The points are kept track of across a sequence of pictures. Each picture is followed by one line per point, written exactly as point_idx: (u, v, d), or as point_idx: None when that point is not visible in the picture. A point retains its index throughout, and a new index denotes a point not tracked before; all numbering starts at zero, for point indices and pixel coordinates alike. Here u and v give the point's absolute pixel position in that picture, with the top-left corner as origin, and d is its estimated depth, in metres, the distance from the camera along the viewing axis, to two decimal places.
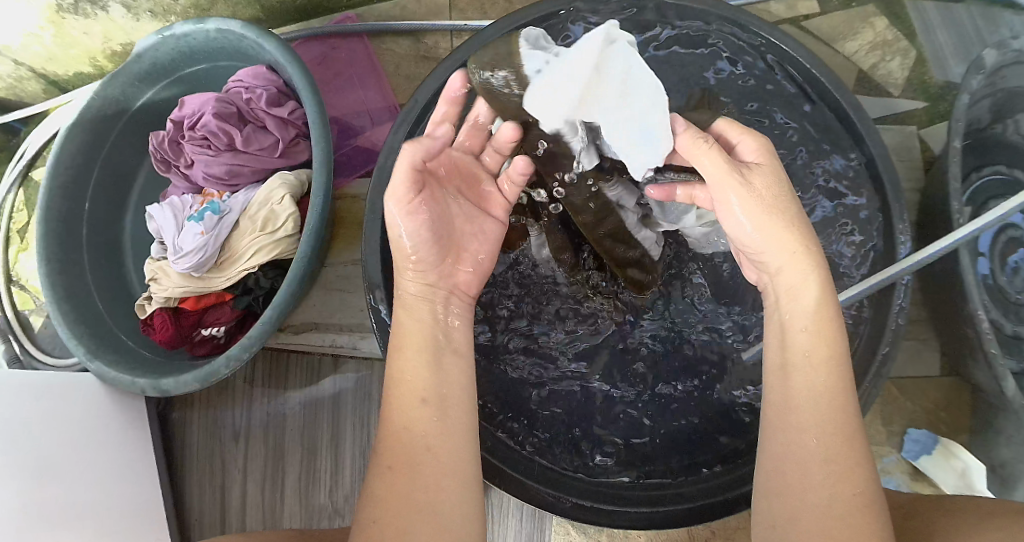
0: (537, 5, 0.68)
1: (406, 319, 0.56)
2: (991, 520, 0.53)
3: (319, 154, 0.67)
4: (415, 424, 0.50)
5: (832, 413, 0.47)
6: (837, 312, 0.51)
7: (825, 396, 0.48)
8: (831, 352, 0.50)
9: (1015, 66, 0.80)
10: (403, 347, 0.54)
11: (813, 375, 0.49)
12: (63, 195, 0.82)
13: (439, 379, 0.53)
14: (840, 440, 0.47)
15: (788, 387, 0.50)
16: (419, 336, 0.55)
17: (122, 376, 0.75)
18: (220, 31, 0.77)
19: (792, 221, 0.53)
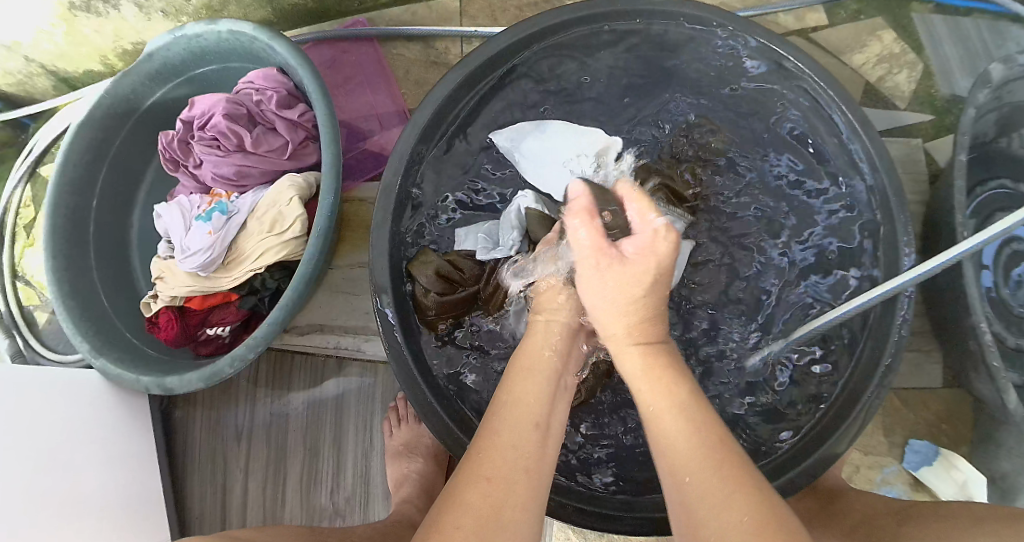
0: (545, 15, 0.68)
1: (530, 342, 0.56)
2: (985, 530, 0.54)
3: (328, 158, 0.68)
4: (521, 445, 0.47)
5: (691, 446, 0.45)
6: (665, 353, 0.52)
7: (691, 435, 0.46)
8: (667, 387, 0.49)
9: (1022, 81, 0.80)
10: (529, 367, 0.53)
11: (672, 424, 0.47)
12: (71, 192, 0.83)
13: (553, 415, 0.51)
14: (712, 468, 0.44)
15: (660, 441, 0.47)
16: (544, 366, 0.54)
17: (127, 376, 0.75)
18: (231, 33, 0.78)
19: (646, 295, 0.52)
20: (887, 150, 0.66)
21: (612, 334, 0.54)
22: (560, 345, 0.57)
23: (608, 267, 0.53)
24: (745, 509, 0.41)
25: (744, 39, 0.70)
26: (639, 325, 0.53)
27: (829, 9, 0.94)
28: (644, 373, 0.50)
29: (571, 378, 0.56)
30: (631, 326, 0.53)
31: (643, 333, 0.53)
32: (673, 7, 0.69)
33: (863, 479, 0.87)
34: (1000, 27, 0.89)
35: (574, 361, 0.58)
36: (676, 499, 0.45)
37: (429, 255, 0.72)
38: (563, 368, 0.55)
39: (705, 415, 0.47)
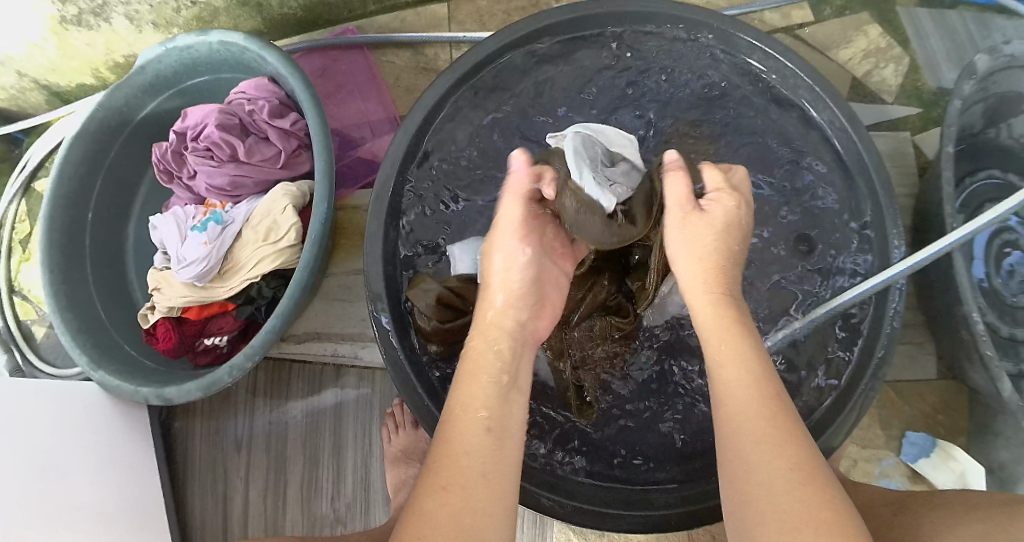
0: (538, 18, 0.70)
1: (477, 345, 0.56)
2: (979, 516, 0.54)
3: (321, 166, 0.68)
4: (476, 451, 0.47)
5: (752, 400, 0.49)
6: (739, 318, 0.55)
7: (748, 385, 0.50)
8: (733, 345, 0.52)
9: (1006, 72, 0.81)
10: (476, 371, 0.53)
11: (735, 368, 0.51)
12: (66, 206, 0.83)
13: (507, 415, 0.51)
14: (765, 417, 0.48)
15: (724, 391, 0.51)
16: (488, 369, 0.53)
17: (127, 387, 0.75)
18: (222, 44, 0.78)
19: (715, 247, 0.57)
20: (874, 144, 0.68)
21: (685, 280, 0.58)
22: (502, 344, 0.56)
23: (689, 219, 0.58)
24: (795, 451, 0.46)
25: (731, 38, 0.71)
26: (713, 273, 0.57)
27: (815, 5, 0.95)
28: (715, 324, 0.54)
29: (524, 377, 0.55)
30: (705, 265, 0.57)
31: (718, 288, 0.56)
32: (659, 9, 0.70)
33: (861, 473, 0.87)
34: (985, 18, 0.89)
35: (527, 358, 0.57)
36: (725, 442, 0.49)
37: (427, 280, 0.70)
38: (513, 369, 0.54)
39: (764, 368, 0.51)
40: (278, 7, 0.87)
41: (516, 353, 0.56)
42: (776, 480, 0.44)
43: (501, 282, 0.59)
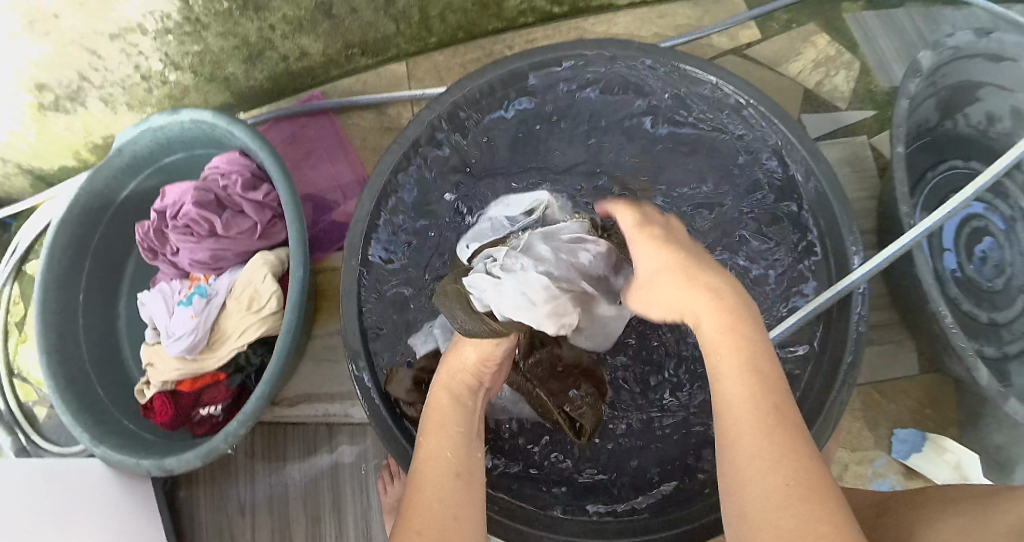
0: (492, 67, 0.72)
1: (434, 403, 0.58)
2: (959, 509, 0.57)
3: (294, 234, 0.70)
4: (445, 495, 0.49)
5: (747, 410, 0.43)
6: (739, 311, 0.47)
7: (748, 389, 0.44)
8: (732, 346, 0.45)
9: (956, 62, 0.84)
10: (442, 426, 0.55)
11: (730, 364, 0.45)
12: (58, 288, 0.85)
13: (472, 462, 0.53)
14: (759, 432, 0.42)
15: (721, 399, 0.45)
16: (451, 420, 0.56)
17: (128, 459, 0.77)
18: (193, 121, 0.81)
19: (677, 262, 0.51)
20: (825, 160, 0.69)
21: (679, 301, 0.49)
22: (458, 398, 0.58)
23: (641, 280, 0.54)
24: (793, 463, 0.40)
25: (675, 68, 0.73)
26: (689, 276, 0.49)
27: (762, 24, 0.97)
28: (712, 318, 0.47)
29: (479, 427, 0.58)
30: (683, 276, 0.49)
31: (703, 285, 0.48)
32: (603, 49, 0.73)
33: (854, 475, 0.87)
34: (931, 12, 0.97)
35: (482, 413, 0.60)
36: (723, 443, 0.45)
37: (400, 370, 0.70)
38: (471, 421, 0.57)
39: (768, 367, 0.45)
40: (243, 80, 0.91)
41: (471, 406, 0.59)
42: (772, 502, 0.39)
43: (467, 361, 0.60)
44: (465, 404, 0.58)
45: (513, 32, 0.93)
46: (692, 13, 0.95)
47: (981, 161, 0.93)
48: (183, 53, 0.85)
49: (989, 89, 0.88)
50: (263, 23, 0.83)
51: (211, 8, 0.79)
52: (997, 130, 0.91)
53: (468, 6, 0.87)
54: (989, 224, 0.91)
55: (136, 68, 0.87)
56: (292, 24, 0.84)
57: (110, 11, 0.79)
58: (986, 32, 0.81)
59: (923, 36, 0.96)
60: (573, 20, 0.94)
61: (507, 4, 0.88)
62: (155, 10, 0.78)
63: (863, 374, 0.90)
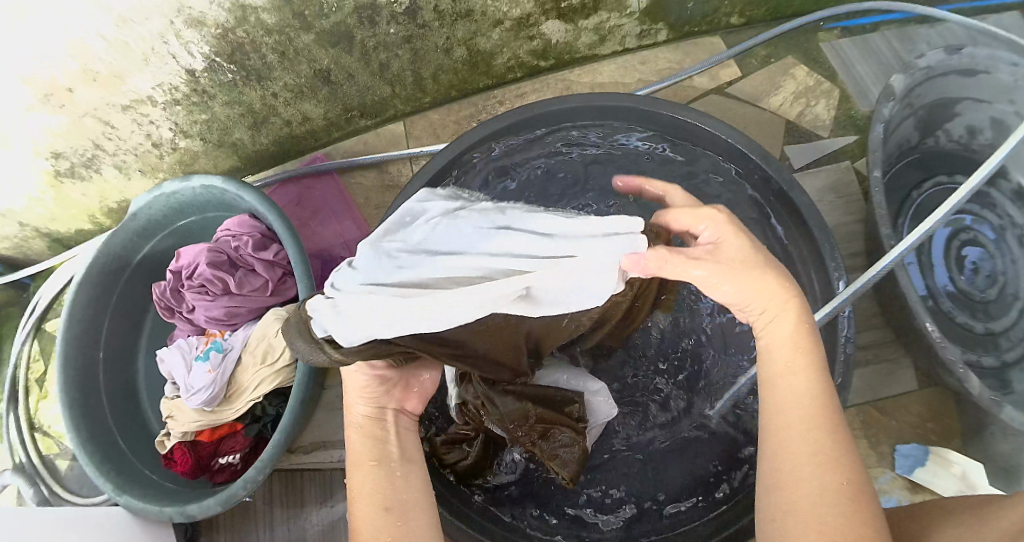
0: (481, 126, 0.77)
1: (353, 439, 0.57)
2: (948, 521, 0.61)
3: (303, 290, 0.75)
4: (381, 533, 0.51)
5: (813, 412, 0.49)
6: (814, 337, 0.53)
7: (810, 406, 0.50)
8: (806, 362, 0.52)
9: (926, 83, 0.90)
10: (356, 464, 0.56)
11: (804, 384, 0.51)
12: (78, 346, 0.90)
13: (396, 486, 0.54)
14: (822, 448, 0.48)
15: (780, 397, 0.51)
16: (369, 452, 0.56)
17: (152, 507, 0.81)
18: (204, 186, 0.86)
19: (772, 270, 0.53)
20: (801, 190, 0.73)
21: (759, 310, 0.54)
22: (370, 429, 0.58)
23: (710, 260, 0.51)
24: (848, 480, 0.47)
25: (651, 112, 0.77)
26: (784, 303, 0.53)
27: (742, 61, 1.02)
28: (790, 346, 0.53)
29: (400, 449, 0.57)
30: (778, 299, 0.53)
31: (793, 307, 0.53)
32: (585, 101, 0.77)
33: None
34: (907, 33, 1.03)
35: (402, 432, 0.59)
36: (772, 429, 0.51)
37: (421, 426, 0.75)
38: (384, 449, 0.57)
39: (830, 386, 0.51)
40: (251, 145, 0.98)
41: (385, 431, 0.58)
42: (821, 502, 0.46)
43: (365, 399, 0.58)
44: (383, 431, 0.58)
45: (503, 87, 1.00)
46: (672, 58, 1.01)
47: (965, 174, 0.99)
48: (192, 121, 0.91)
49: (967, 103, 0.95)
50: (266, 90, 0.88)
51: (217, 79, 0.85)
52: (980, 142, 0.98)
53: (459, 66, 0.93)
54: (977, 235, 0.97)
55: (148, 136, 0.92)
56: (293, 92, 0.89)
57: (121, 85, 0.82)
58: (957, 49, 0.88)
59: (900, 57, 1.02)
60: (558, 73, 1.00)
61: (496, 63, 0.95)
62: (164, 82, 0.83)
63: (862, 393, 0.93)
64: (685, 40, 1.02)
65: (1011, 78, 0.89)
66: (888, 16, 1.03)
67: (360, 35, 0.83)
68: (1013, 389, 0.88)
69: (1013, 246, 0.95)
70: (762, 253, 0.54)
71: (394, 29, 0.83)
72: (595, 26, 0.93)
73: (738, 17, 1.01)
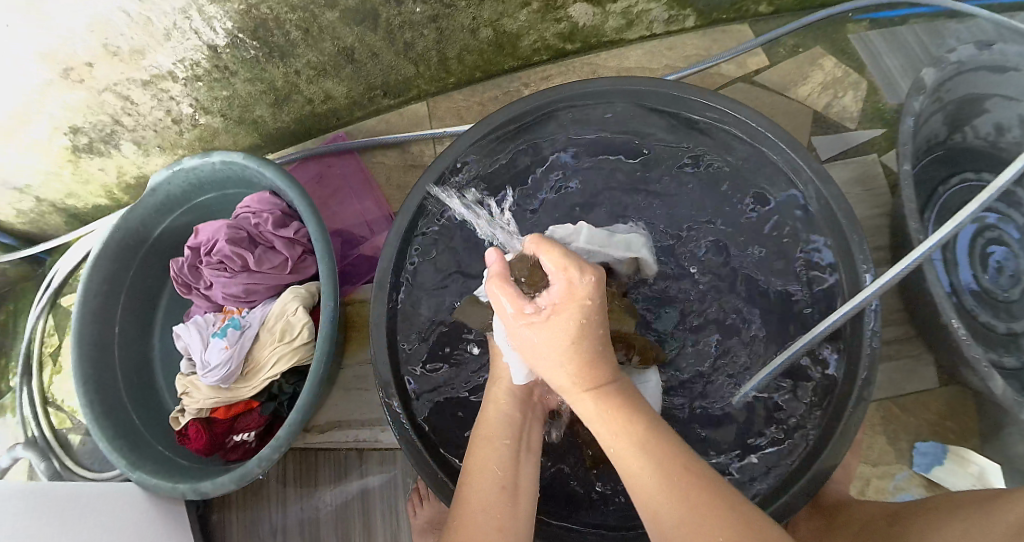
0: (511, 105, 0.76)
1: (492, 412, 0.61)
2: (957, 515, 0.61)
3: (324, 268, 0.74)
4: (492, 507, 0.53)
5: (653, 472, 0.49)
6: (615, 390, 0.54)
7: (658, 464, 0.50)
8: (616, 420, 0.52)
9: (955, 78, 0.88)
10: (492, 436, 0.59)
11: (636, 452, 0.51)
12: (94, 321, 0.90)
13: (518, 473, 0.57)
14: (681, 498, 0.48)
15: (629, 476, 0.51)
16: (499, 425, 0.60)
17: (165, 484, 0.81)
18: (224, 163, 0.86)
19: (578, 343, 0.53)
20: (832, 181, 0.72)
21: (563, 388, 0.55)
22: (516, 405, 0.63)
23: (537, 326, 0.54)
24: (721, 516, 0.47)
25: (682, 98, 0.77)
26: (581, 378, 0.53)
27: (769, 50, 1.01)
28: (603, 415, 0.53)
29: (535, 441, 0.61)
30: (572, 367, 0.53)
31: (588, 373, 0.53)
32: (616, 85, 0.77)
33: (876, 490, 0.89)
34: (938, 27, 1.00)
35: (534, 422, 0.63)
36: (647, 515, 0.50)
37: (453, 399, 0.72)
38: (521, 433, 0.60)
39: (652, 427, 0.52)
40: (273, 122, 0.97)
41: (523, 416, 0.62)
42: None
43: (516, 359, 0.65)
44: (521, 410, 0.62)
45: (528, 70, 0.99)
46: (700, 44, 1.00)
47: (992, 171, 0.97)
48: (213, 98, 0.90)
49: (996, 100, 0.92)
50: (288, 68, 0.88)
51: (239, 56, 0.84)
52: (1007, 140, 0.95)
53: (485, 47, 0.92)
54: (1000, 234, 0.95)
55: (167, 112, 0.91)
56: (316, 70, 0.89)
57: (142, 61, 0.81)
58: (987, 44, 0.85)
59: (930, 50, 1.00)
60: (583, 57, 0.99)
61: (522, 45, 0.93)
62: (184, 58, 0.82)
63: (882, 389, 0.92)
64: (712, 28, 1.01)
65: None
66: (917, 9, 1.00)
67: (386, 13, 0.82)
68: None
69: None
70: (592, 330, 0.53)
71: (420, 8, 0.82)
72: (624, 10, 0.91)
73: (766, 5, 0.99)
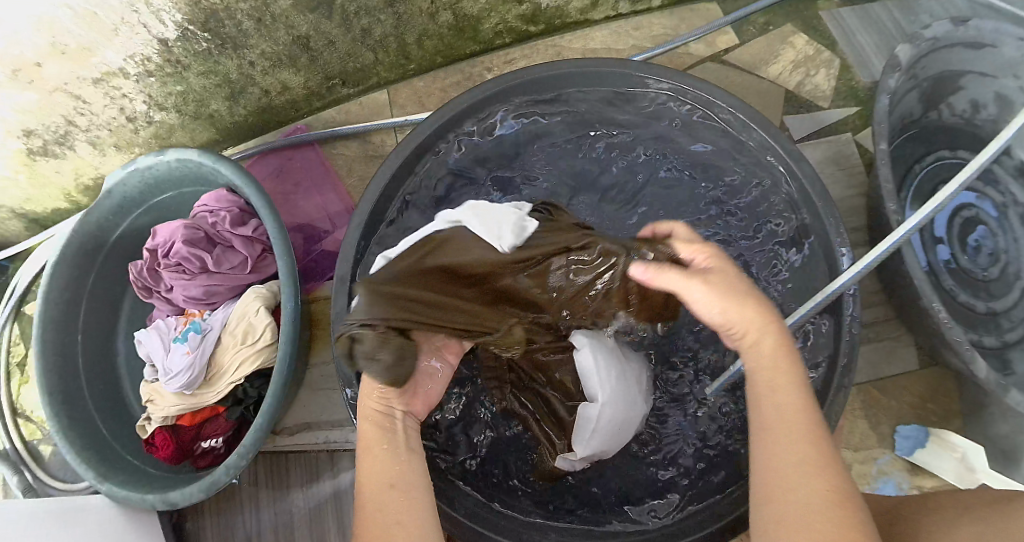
0: (470, 92, 0.73)
1: (361, 422, 0.58)
2: (972, 518, 0.58)
3: (283, 267, 0.71)
4: (392, 512, 0.51)
5: (789, 419, 0.48)
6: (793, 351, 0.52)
7: (801, 410, 0.48)
8: (774, 365, 0.51)
9: (930, 55, 0.86)
10: (368, 445, 0.56)
11: (785, 390, 0.50)
12: (55, 330, 0.86)
13: (405, 471, 0.54)
14: (807, 441, 0.47)
15: (762, 415, 0.50)
16: (372, 431, 0.57)
17: (134, 495, 0.78)
18: (179, 161, 0.83)
19: (750, 298, 0.54)
20: (805, 162, 0.70)
21: (738, 330, 0.54)
22: (380, 416, 0.59)
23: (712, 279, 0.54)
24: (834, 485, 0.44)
25: (650, 80, 0.74)
26: (754, 329, 0.53)
27: (739, 29, 0.98)
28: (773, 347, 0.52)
29: (404, 437, 0.58)
30: (755, 318, 0.53)
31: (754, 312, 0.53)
32: (578, 68, 0.74)
33: (858, 475, 0.88)
34: (909, 4, 0.99)
35: (408, 428, 0.60)
36: (759, 447, 0.49)
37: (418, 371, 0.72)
38: (392, 435, 0.58)
39: (809, 396, 0.50)
40: (228, 115, 0.94)
41: (393, 423, 0.59)
42: (813, 502, 0.44)
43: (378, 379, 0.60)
44: (387, 419, 0.59)
45: (491, 54, 0.96)
46: (667, 23, 0.97)
47: (969, 150, 0.96)
48: (166, 93, 0.87)
49: (971, 77, 0.91)
50: (243, 59, 0.84)
51: (191, 48, 0.80)
52: (983, 117, 0.94)
53: (445, 31, 0.89)
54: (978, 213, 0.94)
55: (121, 111, 0.88)
56: (272, 60, 0.85)
57: (91, 58, 0.78)
58: (962, 21, 0.84)
59: (902, 27, 0.98)
60: (548, 39, 0.96)
61: (483, 28, 0.91)
62: (135, 54, 0.79)
63: (862, 372, 0.91)
64: (679, 6, 0.98)
65: (1016, 53, 0.86)
66: None
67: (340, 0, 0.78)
68: (1013, 370, 0.87)
69: (1014, 223, 0.91)
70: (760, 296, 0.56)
71: None
72: None
73: None
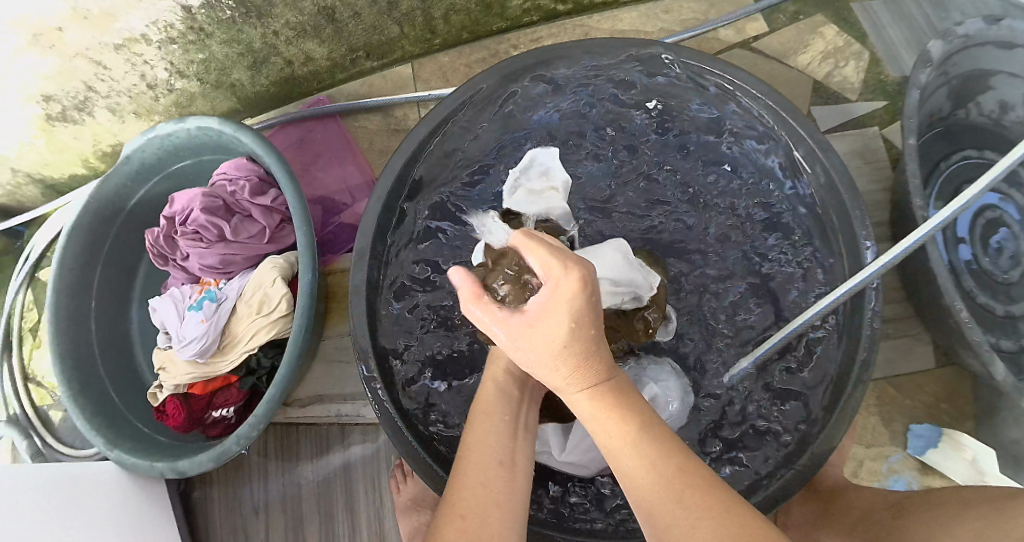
0: (496, 68, 0.72)
1: (485, 388, 0.59)
2: (971, 514, 0.58)
3: (303, 238, 0.71)
4: (491, 482, 0.50)
5: (654, 482, 0.46)
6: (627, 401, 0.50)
7: (656, 472, 0.47)
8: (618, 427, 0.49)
9: (963, 51, 0.84)
10: (488, 411, 0.56)
11: (633, 455, 0.48)
12: (69, 295, 0.86)
13: (516, 451, 0.53)
14: (679, 498, 0.46)
15: (632, 487, 0.48)
16: (495, 396, 0.58)
17: (143, 463, 0.78)
18: (199, 129, 0.82)
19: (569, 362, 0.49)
20: (833, 150, 0.68)
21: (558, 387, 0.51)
22: (512, 383, 0.59)
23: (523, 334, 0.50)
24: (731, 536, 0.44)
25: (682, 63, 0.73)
26: (579, 386, 0.50)
27: (768, 16, 0.96)
28: (598, 414, 0.49)
29: (527, 419, 0.58)
30: (566, 382, 0.50)
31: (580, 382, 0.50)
32: (608, 47, 0.72)
33: (868, 472, 0.87)
34: None
35: (532, 404, 0.60)
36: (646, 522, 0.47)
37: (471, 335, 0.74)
38: (517, 411, 0.57)
39: (663, 446, 0.48)
40: (250, 85, 0.93)
41: (521, 395, 0.59)
42: None
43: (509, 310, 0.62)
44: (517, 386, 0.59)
45: (517, 32, 0.95)
46: (697, 8, 0.96)
47: (996, 150, 0.93)
48: (188, 60, 0.86)
49: (1001, 77, 0.88)
50: (267, 29, 0.83)
51: (215, 16, 0.80)
52: (1011, 118, 0.91)
53: (472, 7, 0.88)
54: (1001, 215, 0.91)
55: (142, 77, 0.87)
56: (296, 30, 0.85)
57: (114, 24, 0.78)
58: (995, 19, 0.82)
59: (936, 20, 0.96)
60: (575, 19, 0.95)
61: (510, 5, 0.89)
62: (159, 20, 0.78)
63: (878, 368, 0.90)
64: None
65: None
66: None
67: None
68: None
69: None
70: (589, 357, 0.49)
71: None
72: None
73: None
